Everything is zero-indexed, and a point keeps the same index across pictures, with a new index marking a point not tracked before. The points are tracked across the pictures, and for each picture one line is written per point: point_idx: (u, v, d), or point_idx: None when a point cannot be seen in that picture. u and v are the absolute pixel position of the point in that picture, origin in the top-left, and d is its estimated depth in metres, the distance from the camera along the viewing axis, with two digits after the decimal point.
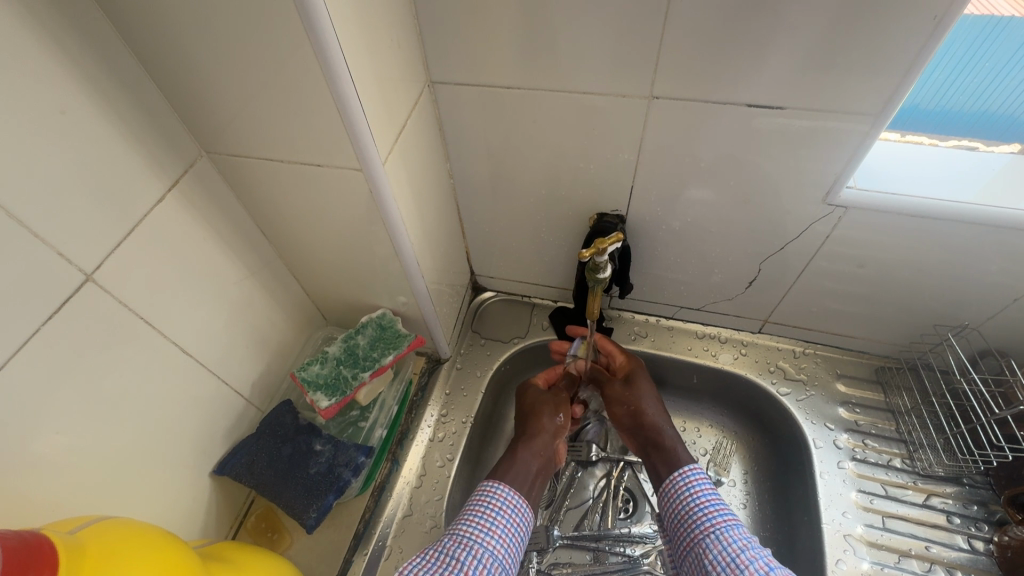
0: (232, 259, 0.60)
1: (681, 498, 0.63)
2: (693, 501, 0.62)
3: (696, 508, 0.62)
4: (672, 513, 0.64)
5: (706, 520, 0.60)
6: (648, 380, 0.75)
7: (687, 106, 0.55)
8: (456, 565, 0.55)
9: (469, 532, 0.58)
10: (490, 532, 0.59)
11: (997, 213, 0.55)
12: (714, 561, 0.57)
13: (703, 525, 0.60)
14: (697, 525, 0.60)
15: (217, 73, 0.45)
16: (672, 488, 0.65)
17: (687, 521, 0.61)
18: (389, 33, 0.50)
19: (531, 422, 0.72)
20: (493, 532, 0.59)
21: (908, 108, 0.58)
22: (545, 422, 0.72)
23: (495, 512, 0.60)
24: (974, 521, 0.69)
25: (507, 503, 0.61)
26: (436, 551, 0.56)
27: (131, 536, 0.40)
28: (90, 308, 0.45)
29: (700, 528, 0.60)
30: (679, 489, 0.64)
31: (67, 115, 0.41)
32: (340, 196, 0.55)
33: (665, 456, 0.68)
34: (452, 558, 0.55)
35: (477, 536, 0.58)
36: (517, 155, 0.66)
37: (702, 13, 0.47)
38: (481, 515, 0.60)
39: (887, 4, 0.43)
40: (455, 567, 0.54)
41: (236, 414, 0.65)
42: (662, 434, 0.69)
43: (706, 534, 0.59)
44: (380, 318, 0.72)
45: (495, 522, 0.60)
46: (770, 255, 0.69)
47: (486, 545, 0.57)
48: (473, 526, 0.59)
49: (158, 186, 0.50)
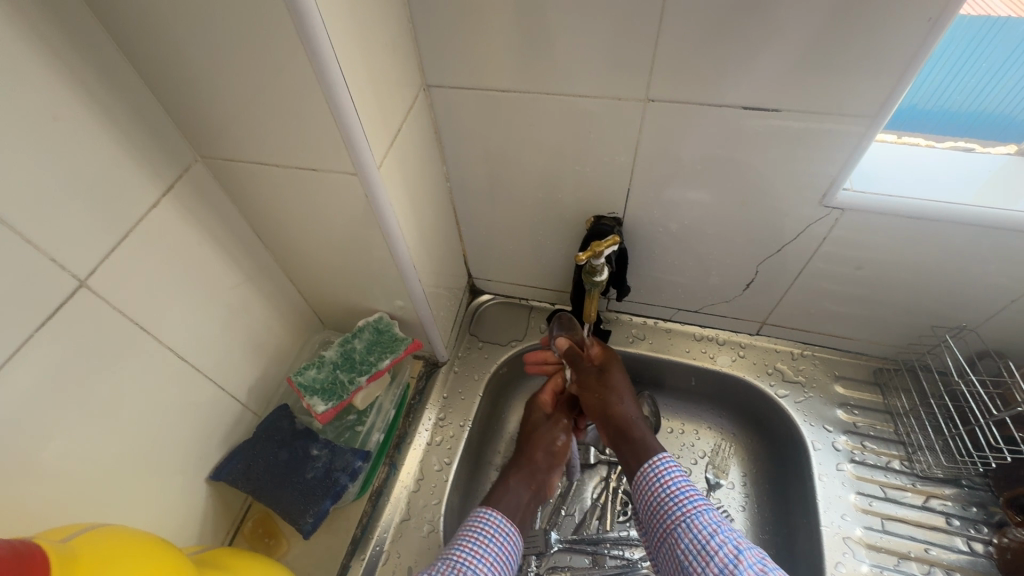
0: (228, 264, 0.60)
1: (653, 489, 0.65)
2: (663, 491, 0.65)
3: (667, 497, 0.64)
4: (645, 504, 0.66)
5: (677, 509, 0.63)
6: (614, 377, 0.73)
7: (683, 109, 0.55)
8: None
9: (461, 557, 0.61)
10: (485, 555, 0.61)
11: (994, 215, 0.55)
12: (686, 551, 0.60)
13: (676, 513, 0.63)
14: (669, 515, 0.63)
15: (211, 78, 0.45)
16: (643, 480, 0.67)
17: (659, 512, 0.64)
18: (384, 36, 0.49)
19: (525, 452, 0.74)
20: (487, 556, 0.62)
21: (904, 109, 0.58)
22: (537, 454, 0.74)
23: (487, 538, 0.63)
24: (973, 522, 0.69)
25: (498, 529, 0.64)
26: None
27: (123, 544, 0.40)
28: (84, 315, 0.45)
29: (672, 517, 0.63)
30: (650, 480, 0.66)
31: (60, 122, 0.41)
32: (336, 200, 0.55)
33: (635, 448, 0.68)
34: None
35: (468, 562, 0.60)
36: (513, 158, 0.66)
37: (697, 16, 0.47)
38: (473, 542, 0.62)
39: (882, 7, 0.43)
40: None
41: (232, 419, 0.64)
42: (633, 425, 0.70)
43: (678, 523, 0.62)
44: (378, 322, 0.72)
45: (487, 548, 0.62)
46: (768, 257, 0.69)
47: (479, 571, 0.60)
48: (466, 550, 0.61)
49: (154, 192, 0.50)
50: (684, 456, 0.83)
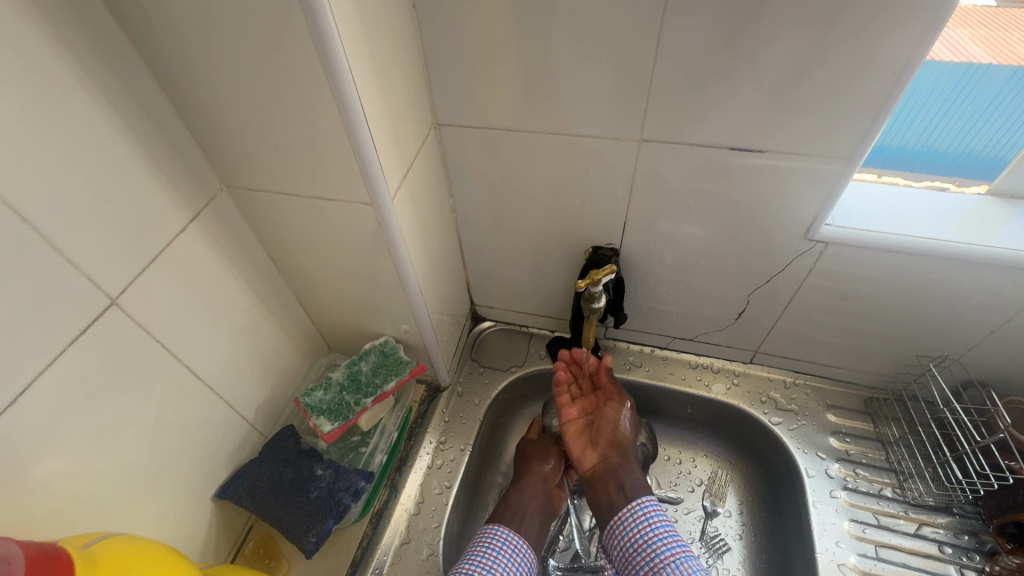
0: (243, 286, 0.63)
1: (639, 529, 0.68)
2: (651, 532, 0.67)
3: (654, 538, 0.67)
4: (619, 549, 0.69)
5: (665, 550, 0.65)
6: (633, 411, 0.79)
7: (674, 148, 0.59)
8: None
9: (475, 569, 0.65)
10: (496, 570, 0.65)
11: (969, 249, 0.58)
12: None
13: (664, 554, 0.65)
14: (657, 555, 0.65)
15: (244, 116, 0.49)
16: (628, 518, 0.69)
17: (646, 551, 0.66)
18: (401, 79, 0.54)
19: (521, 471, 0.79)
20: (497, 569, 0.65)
21: (893, 149, 0.64)
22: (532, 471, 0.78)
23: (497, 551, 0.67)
24: (965, 550, 0.68)
25: (506, 543, 0.68)
26: None
27: (144, 553, 0.41)
28: (111, 332, 0.48)
29: (661, 558, 0.64)
30: (637, 518, 0.68)
31: (105, 153, 0.44)
32: (350, 228, 0.59)
33: (632, 475, 0.73)
34: None
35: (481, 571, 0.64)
36: (516, 192, 0.70)
37: (687, 65, 0.52)
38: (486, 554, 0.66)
39: (848, 62, 0.48)
40: None
41: (239, 438, 0.66)
42: (621, 464, 0.74)
43: (667, 564, 0.64)
44: (383, 345, 0.74)
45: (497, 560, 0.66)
46: (759, 286, 0.72)
47: None
48: (477, 564, 0.65)
49: (182, 218, 0.53)
50: (681, 483, 0.84)
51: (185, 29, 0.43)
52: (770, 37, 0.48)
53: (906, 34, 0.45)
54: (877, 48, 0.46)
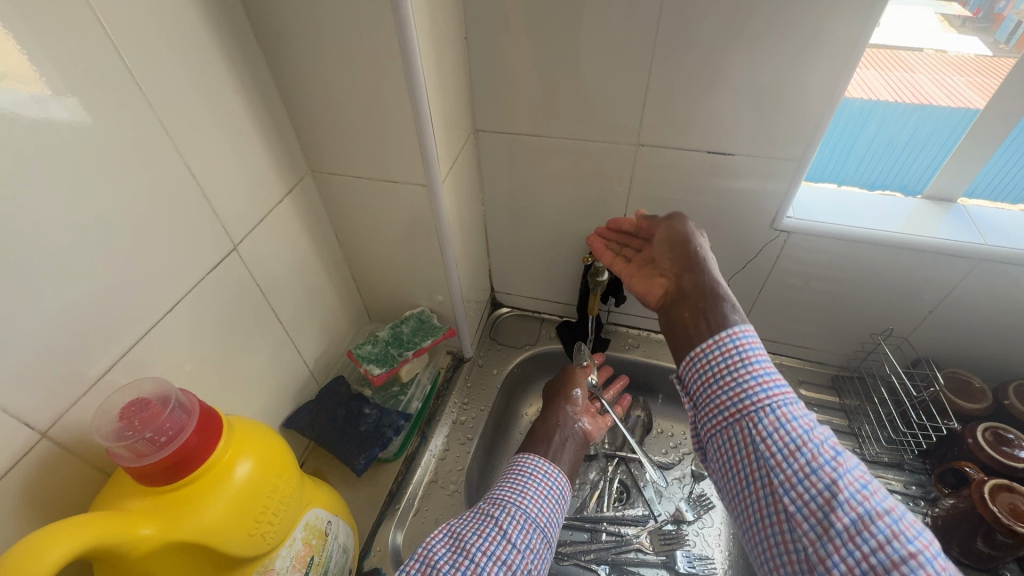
0: (314, 254, 0.77)
1: (726, 365, 0.53)
2: (743, 368, 0.52)
3: (747, 375, 0.52)
4: (699, 385, 0.54)
5: (761, 393, 0.51)
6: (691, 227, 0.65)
7: (665, 152, 0.74)
8: (491, 519, 0.65)
9: (505, 495, 0.70)
10: (524, 494, 0.70)
11: (903, 237, 0.72)
12: (767, 439, 0.49)
13: (758, 397, 0.51)
14: (747, 397, 0.51)
15: (335, 114, 0.65)
16: (716, 349, 0.54)
17: (732, 388, 0.52)
18: (453, 92, 0.70)
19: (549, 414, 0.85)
20: (526, 494, 0.70)
21: (898, 188, 0.79)
22: (559, 414, 0.84)
23: (527, 476, 0.73)
24: (913, 497, 0.80)
25: (537, 469, 0.74)
26: (479, 513, 0.66)
27: (264, 432, 0.54)
28: (228, 273, 0.62)
29: (751, 400, 0.51)
30: (725, 351, 0.53)
31: (239, 136, 0.60)
32: (404, 207, 0.73)
33: (711, 289, 0.57)
34: (488, 513, 0.66)
35: (510, 497, 0.69)
36: (536, 188, 0.85)
37: (677, 86, 0.67)
38: (515, 482, 0.72)
39: (797, 86, 0.63)
40: (490, 519, 0.65)
41: (301, 381, 0.79)
42: (694, 282, 0.59)
43: (761, 408, 0.50)
44: (420, 314, 0.88)
45: (526, 485, 0.71)
46: (737, 272, 0.86)
47: (520, 504, 0.68)
48: (506, 490, 0.71)
49: (279, 192, 0.68)
50: (671, 451, 0.96)
51: (305, 50, 0.59)
52: (737, 67, 0.63)
53: (834, 67, 0.60)
54: (817, 75, 0.62)
